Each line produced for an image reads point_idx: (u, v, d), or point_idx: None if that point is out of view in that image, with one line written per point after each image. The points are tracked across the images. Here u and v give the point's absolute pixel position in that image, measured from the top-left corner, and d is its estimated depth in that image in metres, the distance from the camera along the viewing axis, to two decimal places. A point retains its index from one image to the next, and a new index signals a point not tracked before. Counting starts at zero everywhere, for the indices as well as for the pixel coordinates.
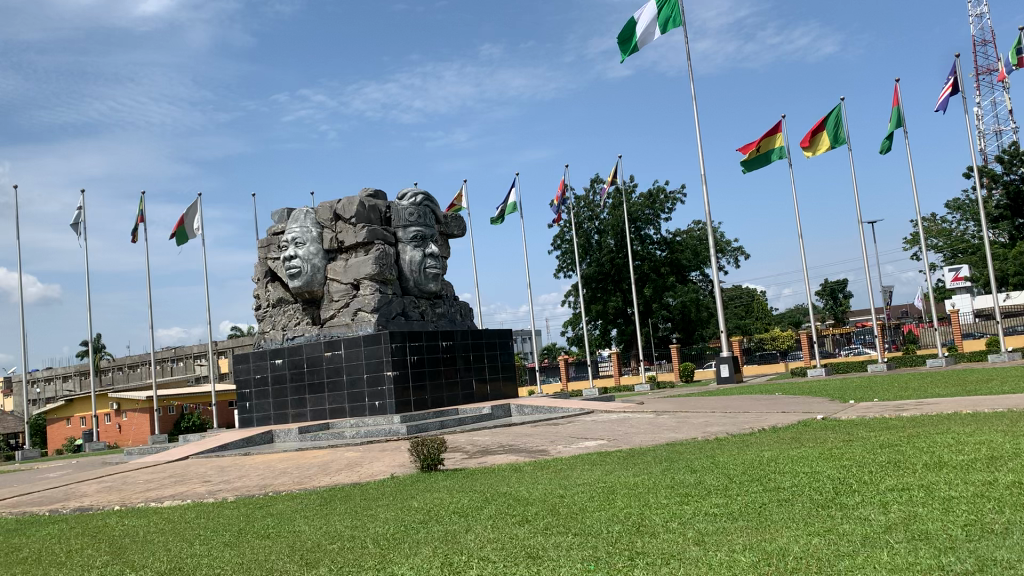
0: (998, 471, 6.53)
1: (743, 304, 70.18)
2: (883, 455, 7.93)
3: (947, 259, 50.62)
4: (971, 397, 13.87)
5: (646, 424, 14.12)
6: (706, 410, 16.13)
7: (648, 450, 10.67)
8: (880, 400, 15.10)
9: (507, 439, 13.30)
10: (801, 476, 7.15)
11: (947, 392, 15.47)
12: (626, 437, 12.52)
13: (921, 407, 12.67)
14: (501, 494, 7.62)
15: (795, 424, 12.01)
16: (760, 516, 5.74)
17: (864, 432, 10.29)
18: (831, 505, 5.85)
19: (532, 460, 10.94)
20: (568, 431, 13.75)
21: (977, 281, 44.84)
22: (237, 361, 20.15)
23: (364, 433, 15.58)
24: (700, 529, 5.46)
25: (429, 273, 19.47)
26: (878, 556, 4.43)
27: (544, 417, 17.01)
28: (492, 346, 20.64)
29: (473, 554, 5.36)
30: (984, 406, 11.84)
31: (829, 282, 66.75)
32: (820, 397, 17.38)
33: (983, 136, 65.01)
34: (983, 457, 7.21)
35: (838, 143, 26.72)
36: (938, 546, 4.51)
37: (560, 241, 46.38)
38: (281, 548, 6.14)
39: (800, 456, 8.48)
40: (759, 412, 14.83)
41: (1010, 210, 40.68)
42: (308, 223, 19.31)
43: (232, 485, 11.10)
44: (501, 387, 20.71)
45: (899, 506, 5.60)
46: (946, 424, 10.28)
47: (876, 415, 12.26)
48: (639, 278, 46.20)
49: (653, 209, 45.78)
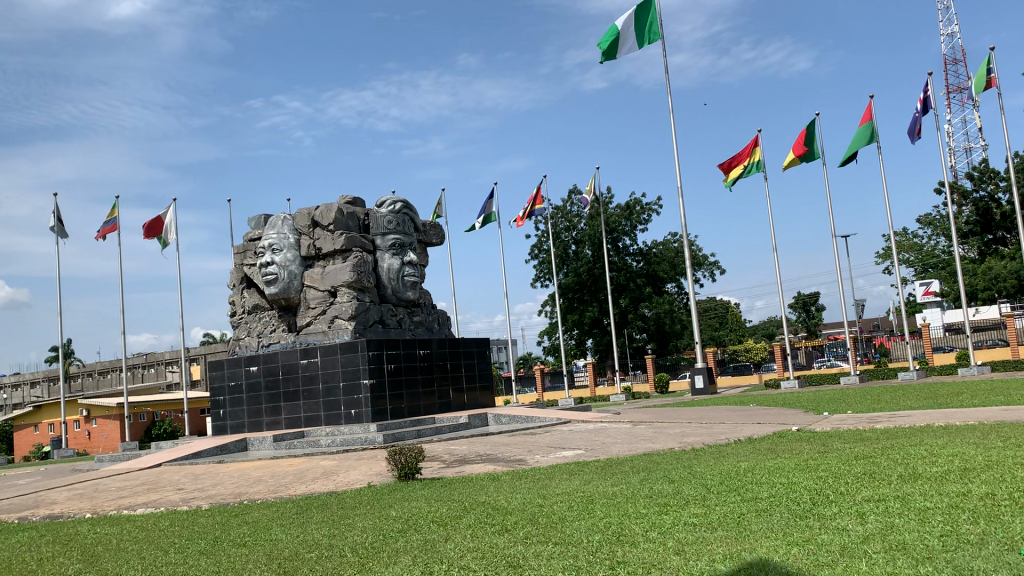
0: (971, 483, 6.63)
1: (717, 315, 70.91)
2: (858, 466, 8.01)
3: (918, 273, 51.34)
4: (942, 410, 14.05)
5: (623, 434, 14.17)
6: (682, 421, 16.20)
7: (625, 461, 10.68)
8: (855, 412, 15.24)
9: (484, 449, 13.27)
10: (778, 487, 7.21)
11: (920, 405, 15.65)
12: (604, 447, 12.56)
13: (894, 420, 12.81)
14: (480, 504, 7.60)
15: (770, 436, 12.11)
16: (739, 526, 5.77)
17: (837, 444, 10.38)
18: (808, 515, 5.89)
19: (510, 470, 10.90)
20: (545, 441, 13.76)
21: (948, 294, 45.56)
22: (212, 368, 19.94)
23: (340, 441, 15.47)
24: (681, 539, 5.48)
25: (407, 282, 19.38)
26: (857, 566, 4.47)
27: (521, 427, 17.01)
28: (470, 355, 20.64)
29: (454, 562, 5.35)
30: (956, 419, 12.00)
31: (801, 294, 67.59)
32: (794, 409, 17.56)
33: (953, 152, 66.42)
34: (956, 469, 7.30)
35: (811, 159, 27.10)
36: (915, 556, 4.57)
37: (538, 251, 46.56)
38: (258, 557, 6.07)
39: (776, 467, 8.55)
40: (734, 423, 14.90)
41: (980, 225, 41.75)
42: (285, 230, 19.24)
43: (207, 494, 10.98)
44: (478, 397, 20.69)
45: (876, 517, 5.66)
46: (920, 436, 10.43)
47: (850, 427, 12.38)
48: (615, 288, 46.41)
49: (629, 220, 46.06)
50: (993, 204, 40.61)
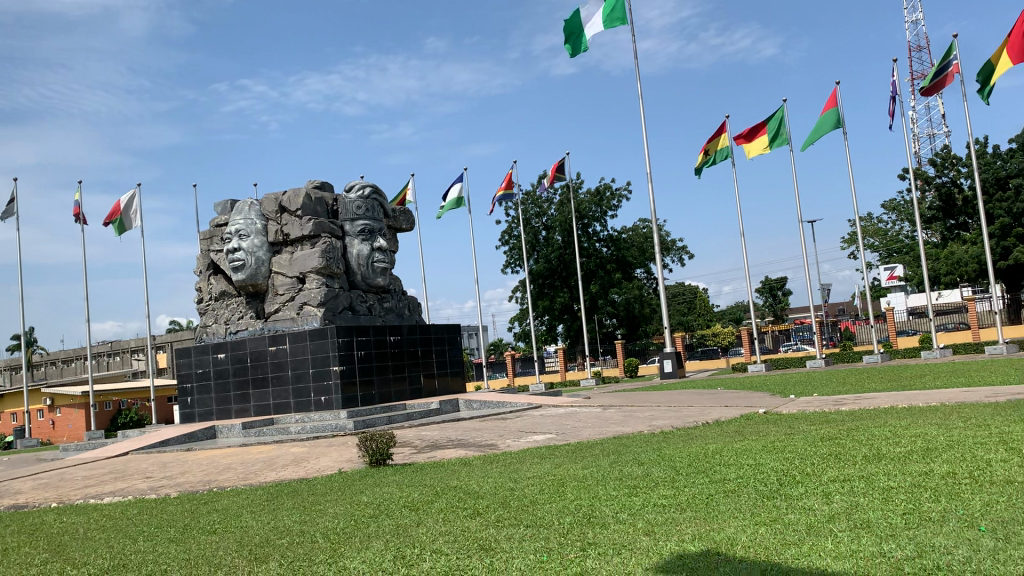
0: (933, 463, 6.77)
1: (686, 300, 71.48)
2: (824, 448, 8.14)
3: (882, 258, 52.10)
4: (906, 392, 14.30)
5: (594, 418, 14.27)
6: (652, 404, 16.34)
7: (595, 444, 10.75)
8: (821, 395, 15.48)
9: (456, 434, 13.29)
10: (746, 468, 7.31)
11: (884, 387, 15.90)
12: (575, 431, 12.64)
13: (860, 402, 13.02)
14: (451, 488, 7.61)
15: (737, 418, 12.26)
16: (707, 506, 5.86)
17: (804, 426, 10.53)
18: (775, 496, 5.98)
19: (481, 454, 10.94)
20: (517, 426, 13.81)
21: (911, 279, 46.31)
22: (179, 355, 19.72)
23: (310, 428, 15.40)
24: (650, 520, 5.54)
25: (377, 268, 19.30)
26: (823, 544, 4.56)
27: (492, 412, 17.06)
28: (441, 341, 20.62)
29: (425, 547, 5.36)
30: (920, 401, 12.22)
31: (768, 280, 68.31)
32: (761, 392, 17.79)
33: (917, 139, 67.43)
34: (919, 449, 7.45)
35: (778, 146, 27.31)
36: (879, 534, 4.67)
37: (508, 237, 46.56)
38: (228, 544, 6.05)
39: (744, 449, 8.67)
40: (703, 406, 15.06)
41: (943, 211, 42.39)
42: (253, 215, 19.03)
43: (175, 481, 10.90)
44: (449, 382, 20.69)
45: (840, 496, 5.76)
46: (883, 417, 10.61)
47: (816, 409, 12.56)
48: (585, 274, 46.56)
49: (600, 207, 46.19)
50: (954, 190, 41.30)
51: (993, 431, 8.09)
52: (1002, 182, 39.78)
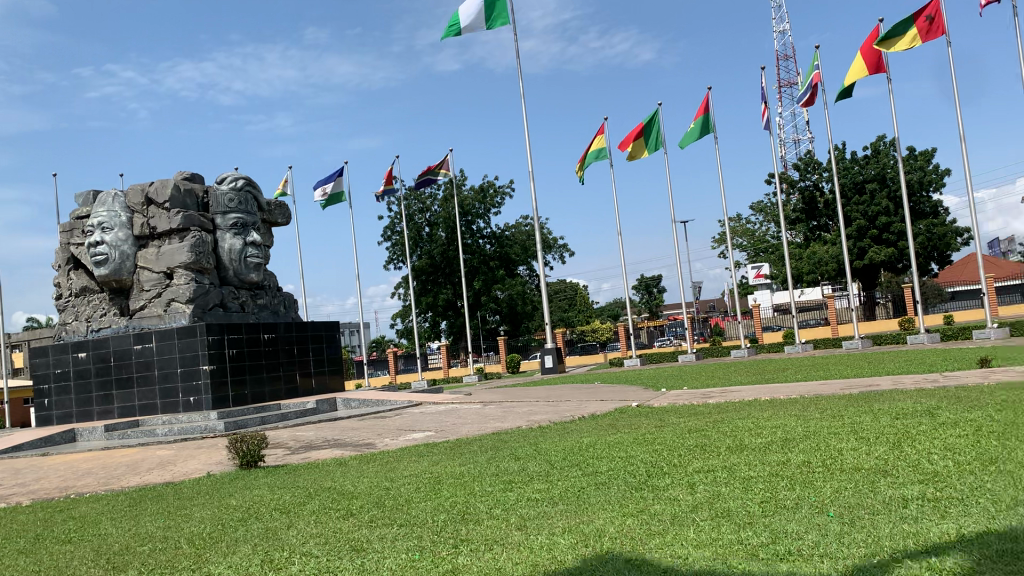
0: (791, 451, 7.14)
1: (567, 297, 72.76)
2: (691, 439, 8.45)
3: (750, 257, 54.56)
4: (769, 385, 15.02)
5: (472, 415, 14.32)
6: (531, 400, 16.56)
7: (473, 441, 10.79)
8: (690, 388, 16.09)
9: (332, 434, 13.07)
10: (617, 461, 7.51)
11: (749, 381, 16.68)
12: (452, 428, 12.65)
13: (726, 395, 13.60)
14: (325, 489, 7.49)
15: (611, 412, 12.58)
16: (578, 499, 5.99)
17: (674, 418, 10.91)
18: (643, 487, 6.17)
19: (357, 453, 10.79)
20: (395, 424, 13.71)
21: (777, 277, 48.68)
22: (34, 355, 18.56)
23: (178, 430, 14.80)
24: (523, 514, 5.62)
25: (250, 263, 18.74)
26: (685, 533, 4.73)
27: (370, 411, 16.89)
28: (318, 338, 20.21)
29: (295, 549, 5.26)
30: (781, 393, 12.87)
31: (645, 277, 70.37)
32: (636, 386, 18.31)
33: (783, 144, 71.03)
34: (778, 439, 7.84)
35: (656, 148, 28.19)
36: (737, 522, 4.89)
37: (390, 233, 46.10)
38: (84, 553, 5.75)
39: (617, 442, 8.91)
40: (579, 401, 15.38)
41: (806, 213, 44.57)
42: (116, 208, 18.12)
43: (27, 489, 10.25)
44: (326, 381, 20.32)
45: (704, 487, 6.00)
46: (747, 409, 11.11)
47: (685, 402, 13.04)
48: (468, 270, 46.65)
49: (483, 204, 46.39)
50: (816, 193, 43.67)
51: (845, 421, 8.61)
52: (859, 187, 42.29)
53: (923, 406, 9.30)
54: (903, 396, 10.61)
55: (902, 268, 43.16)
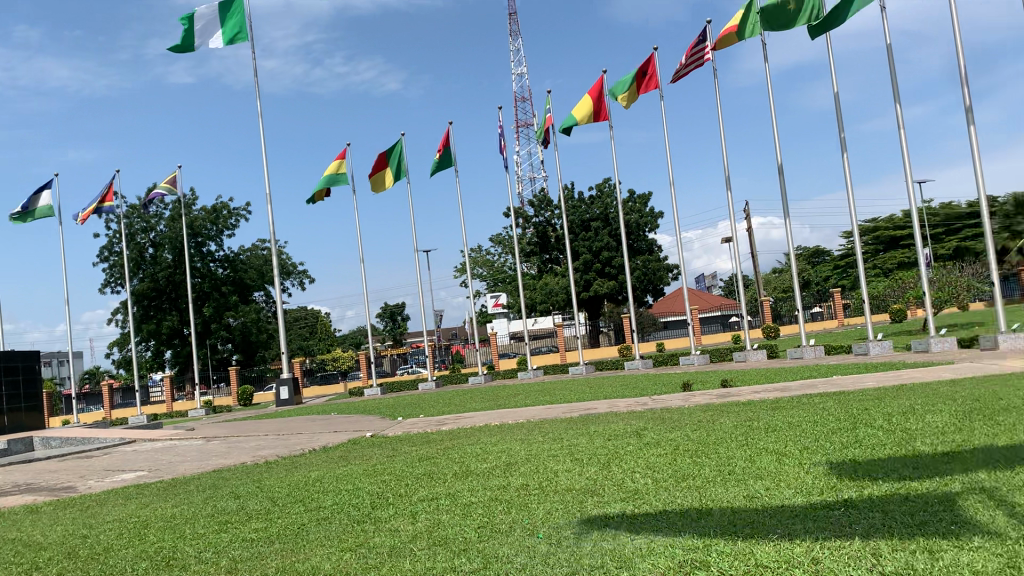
0: (511, 476, 7.42)
1: (307, 325, 71.10)
2: (418, 468, 8.51)
3: (489, 287, 56.64)
4: (498, 410, 15.56)
5: (194, 451, 13.44)
6: (260, 433, 15.86)
7: (191, 479, 10.10)
8: (424, 416, 16.28)
9: (25, 478, 11.65)
10: (341, 493, 7.37)
11: (481, 407, 17.18)
12: (170, 466, 11.78)
13: (457, 421, 13.91)
14: (8, 542, 6.63)
15: (343, 443, 12.36)
16: (296, 536, 5.79)
17: (405, 447, 10.93)
18: (365, 519, 6.11)
19: (53, 499, 9.69)
20: (103, 465, 12.51)
21: (512, 307, 50.85)
22: None
23: None
24: (235, 557, 5.32)
25: None
26: (400, 564, 4.73)
27: (75, 450, 15.29)
28: (13, 370, 18.01)
29: None
30: (508, 419, 13.39)
31: (388, 305, 70.59)
32: (372, 415, 18.19)
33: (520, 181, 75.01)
34: (501, 464, 8.12)
35: (400, 178, 28.52)
36: (453, 549, 4.97)
37: (109, 254, 42.41)
38: None
39: (345, 474, 8.75)
40: (312, 432, 14.98)
41: (540, 246, 46.98)
42: None
43: None
44: (22, 419, 18.11)
45: (425, 515, 6.05)
46: (476, 436, 11.40)
47: (418, 430, 13.15)
48: (198, 295, 43.93)
49: (215, 225, 44.19)
50: (549, 228, 46.48)
51: (563, 444, 9.11)
52: (586, 224, 45.32)
53: (631, 428, 10.09)
54: (615, 419, 11.46)
55: (623, 300, 46.86)
